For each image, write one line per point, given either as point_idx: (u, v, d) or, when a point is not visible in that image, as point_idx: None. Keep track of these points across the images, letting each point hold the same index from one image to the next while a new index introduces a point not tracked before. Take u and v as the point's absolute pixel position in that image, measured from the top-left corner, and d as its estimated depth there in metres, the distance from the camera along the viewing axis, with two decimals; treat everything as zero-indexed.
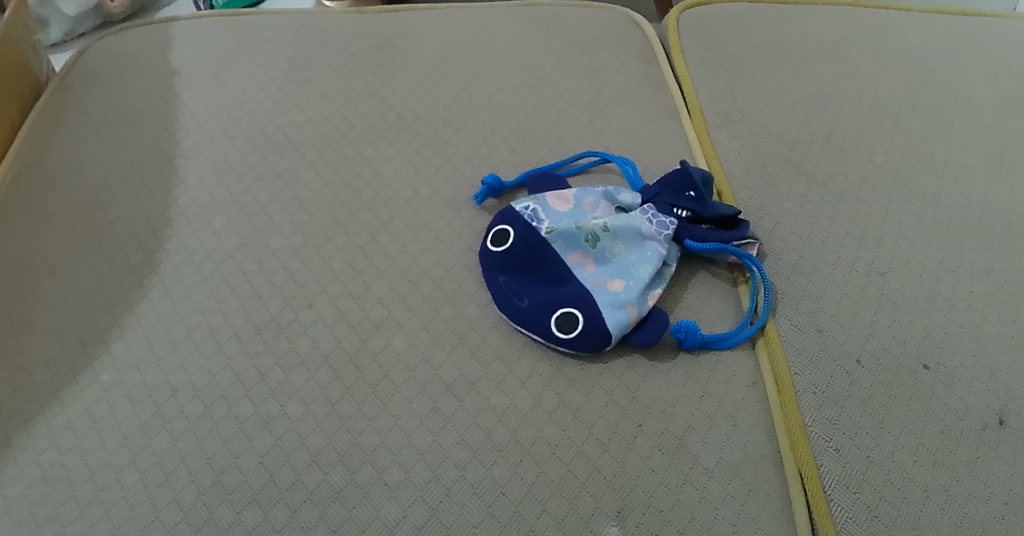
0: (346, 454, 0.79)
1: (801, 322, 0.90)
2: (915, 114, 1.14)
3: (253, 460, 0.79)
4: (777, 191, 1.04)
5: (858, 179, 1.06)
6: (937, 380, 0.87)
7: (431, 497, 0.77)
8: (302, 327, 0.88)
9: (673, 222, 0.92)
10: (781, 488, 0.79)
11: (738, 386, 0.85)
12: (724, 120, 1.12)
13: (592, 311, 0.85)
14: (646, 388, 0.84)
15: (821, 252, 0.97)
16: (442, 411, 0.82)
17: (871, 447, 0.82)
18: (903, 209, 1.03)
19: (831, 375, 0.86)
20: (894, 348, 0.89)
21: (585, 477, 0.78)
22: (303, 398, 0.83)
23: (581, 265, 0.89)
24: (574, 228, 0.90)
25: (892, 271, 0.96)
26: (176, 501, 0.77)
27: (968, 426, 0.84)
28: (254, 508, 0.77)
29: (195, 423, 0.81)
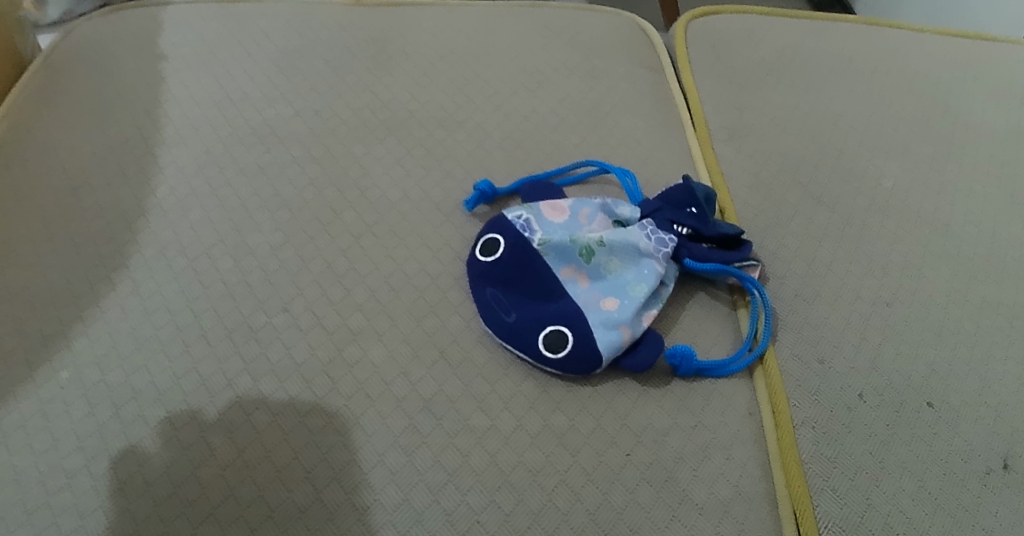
0: (313, 471, 0.74)
1: (802, 352, 0.86)
2: (925, 139, 1.10)
3: (213, 472, 0.74)
4: (782, 212, 1.00)
5: (866, 203, 1.02)
6: (941, 419, 0.82)
7: (401, 522, 0.72)
8: (274, 332, 0.83)
9: (672, 239, 0.87)
10: (774, 528, 0.74)
11: (733, 416, 0.81)
12: (730, 136, 1.08)
13: (582, 330, 0.80)
14: (635, 415, 0.79)
15: (825, 279, 0.93)
16: (419, 430, 0.77)
17: (870, 488, 0.76)
18: (911, 237, 0.99)
19: (830, 410, 0.81)
20: (897, 383, 0.84)
21: (566, 508, 0.73)
22: (272, 407, 0.78)
23: (574, 281, 0.84)
24: (568, 241, 0.85)
25: (898, 301, 0.92)
26: (129, 512, 0.72)
27: (971, 469, 0.79)
28: (210, 524, 0.72)
29: (155, 430, 0.76)
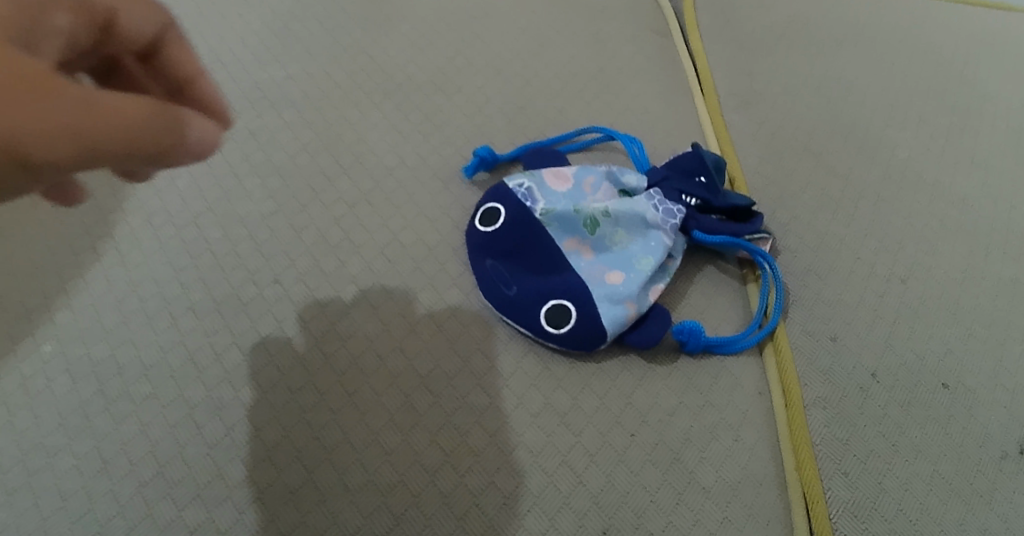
0: (304, 451, 0.71)
1: (814, 329, 0.83)
2: (941, 109, 1.06)
3: (201, 451, 0.71)
4: (794, 183, 0.96)
5: (882, 175, 0.98)
6: (956, 401, 0.78)
7: (395, 505, 0.69)
8: (265, 305, 0.80)
9: (682, 210, 0.84)
10: (783, 513, 0.71)
11: (742, 396, 0.78)
12: (740, 104, 1.03)
13: (586, 305, 0.77)
14: (641, 394, 0.76)
15: (838, 253, 0.89)
16: (415, 408, 0.74)
17: (883, 472, 0.73)
18: (927, 210, 0.95)
19: (843, 390, 0.78)
20: (911, 363, 0.80)
21: (568, 491, 0.70)
22: (262, 383, 0.75)
23: (578, 253, 0.81)
24: (572, 211, 0.81)
25: (913, 278, 0.88)
26: (113, 492, 0.69)
27: (986, 454, 0.75)
28: (197, 506, 0.69)
29: (141, 407, 0.73)
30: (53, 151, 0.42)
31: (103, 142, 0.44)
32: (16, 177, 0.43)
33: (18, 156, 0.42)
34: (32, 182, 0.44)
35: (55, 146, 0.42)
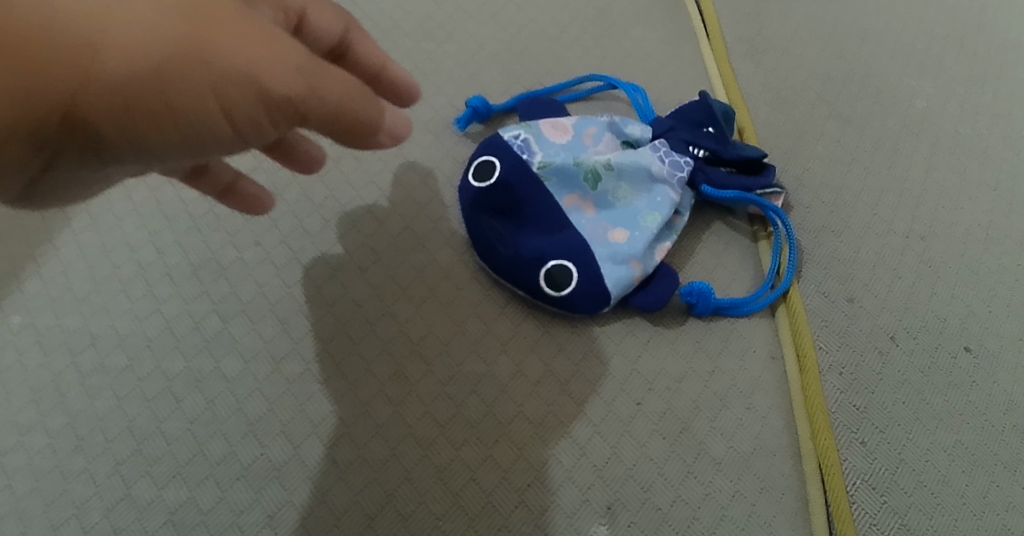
0: (290, 424, 0.67)
1: (829, 290, 0.78)
2: (959, 56, 0.98)
3: (180, 427, 0.67)
4: (806, 135, 0.90)
5: (897, 126, 0.91)
6: (979, 366, 0.74)
7: (388, 481, 0.65)
8: (246, 268, 0.74)
9: (689, 162, 0.78)
10: (799, 484, 0.67)
11: (754, 361, 0.73)
12: (748, 52, 0.97)
13: (589, 265, 0.72)
14: (647, 360, 0.72)
15: (854, 209, 0.84)
16: (407, 377, 0.69)
17: (902, 442, 0.69)
18: (945, 165, 0.88)
19: (860, 354, 0.74)
20: (931, 326, 0.76)
21: (571, 464, 0.66)
22: (243, 352, 0.70)
23: (578, 210, 0.75)
24: (572, 164, 0.75)
25: (932, 236, 0.82)
26: (88, 472, 0.65)
27: (1010, 422, 0.71)
28: (178, 485, 0.64)
29: (116, 380, 0.68)
30: (284, 92, 0.40)
31: (326, 93, 0.41)
32: (248, 114, 0.41)
33: (255, 94, 0.40)
34: (256, 133, 0.43)
35: (289, 88, 0.40)
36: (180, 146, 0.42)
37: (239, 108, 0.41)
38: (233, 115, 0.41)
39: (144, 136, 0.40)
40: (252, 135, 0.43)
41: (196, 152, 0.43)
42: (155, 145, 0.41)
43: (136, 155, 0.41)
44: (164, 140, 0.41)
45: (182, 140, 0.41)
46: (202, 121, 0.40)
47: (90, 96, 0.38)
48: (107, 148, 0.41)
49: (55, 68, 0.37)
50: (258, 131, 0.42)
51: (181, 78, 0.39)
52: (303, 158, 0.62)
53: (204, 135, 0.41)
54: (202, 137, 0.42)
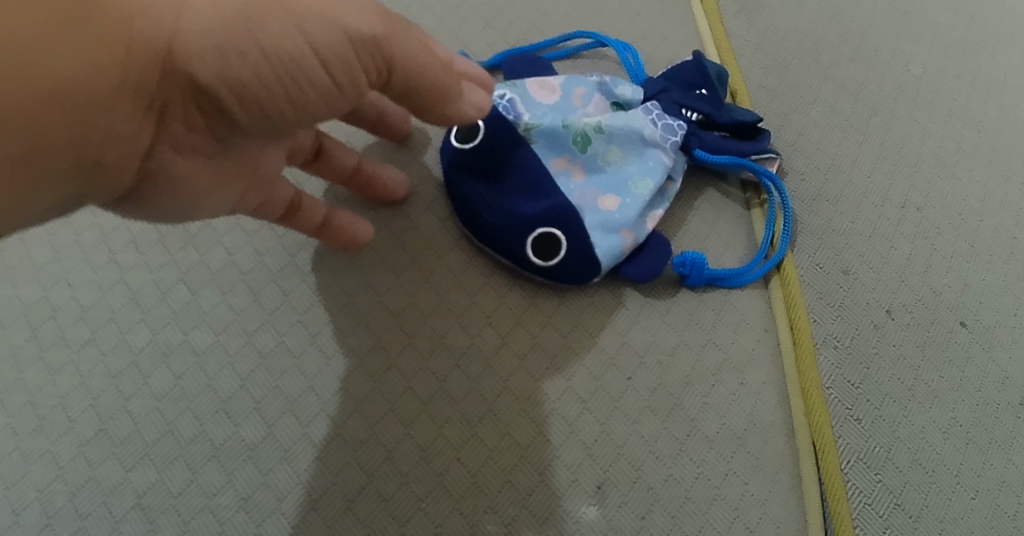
0: (263, 401, 0.63)
1: (824, 260, 0.75)
2: (957, 17, 0.93)
3: (147, 404, 0.63)
4: (801, 98, 0.85)
5: (893, 91, 0.86)
6: (975, 341, 0.72)
7: (367, 461, 0.62)
8: (214, 235, 0.70)
9: (683, 126, 0.73)
10: (793, 463, 0.65)
11: (748, 334, 0.70)
12: (740, 11, 0.92)
13: (577, 233, 0.67)
14: (637, 332, 0.69)
15: (849, 177, 0.80)
16: (386, 351, 0.66)
17: (897, 420, 0.68)
18: (942, 132, 0.84)
19: (856, 327, 0.72)
20: (928, 299, 0.73)
21: (560, 442, 0.64)
22: (213, 325, 0.66)
23: (567, 174, 0.71)
24: (560, 126, 0.71)
25: (929, 205, 0.79)
26: (51, 453, 0.61)
27: (1005, 399, 0.69)
28: (146, 467, 0.61)
29: (79, 354, 0.65)
30: (367, 30, 0.47)
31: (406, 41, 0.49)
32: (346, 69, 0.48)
33: (342, 31, 0.46)
34: (348, 82, 0.48)
35: (369, 26, 0.47)
36: (283, 100, 0.47)
37: (329, 47, 0.46)
38: (324, 57, 0.46)
39: (246, 80, 0.45)
40: (341, 82, 0.48)
41: (301, 113, 0.49)
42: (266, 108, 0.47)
43: (240, 109, 0.46)
44: (266, 84, 0.45)
45: (281, 88, 0.46)
46: (297, 61, 0.46)
47: (192, 36, 0.43)
48: (214, 98, 0.45)
49: (159, 14, 0.42)
50: (348, 78, 0.48)
51: (271, 18, 0.44)
52: (380, 186, 0.69)
53: (303, 88, 0.47)
54: (306, 96, 0.47)
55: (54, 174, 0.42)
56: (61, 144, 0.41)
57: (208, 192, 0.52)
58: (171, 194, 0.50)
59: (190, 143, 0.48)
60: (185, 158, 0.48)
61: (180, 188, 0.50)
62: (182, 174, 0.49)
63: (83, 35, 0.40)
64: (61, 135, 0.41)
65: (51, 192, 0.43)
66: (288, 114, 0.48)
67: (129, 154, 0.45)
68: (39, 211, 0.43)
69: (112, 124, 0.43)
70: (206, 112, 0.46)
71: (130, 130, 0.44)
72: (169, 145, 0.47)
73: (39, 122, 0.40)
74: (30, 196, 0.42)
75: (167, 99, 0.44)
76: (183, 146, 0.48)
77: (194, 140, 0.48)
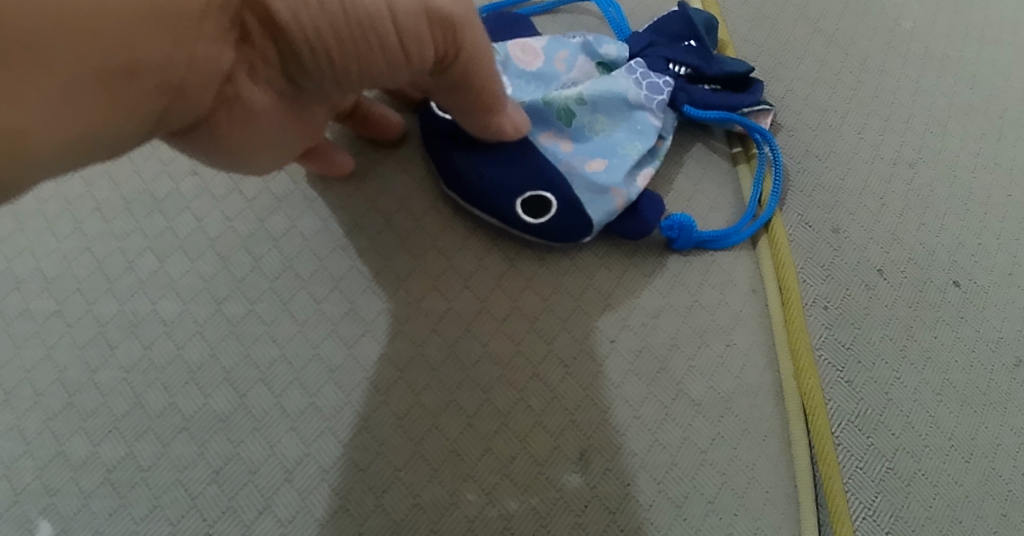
0: (235, 371, 0.61)
1: (814, 219, 0.71)
2: None
3: (115, 376, 0.61)
4: (788, 53, 0.79)
5: (884, 46, 0.80)
6: (968, 301, 0.68)
7: (343, 431, 0.60)
8: (181, 200, 0.67)
9: (669, 82, 0.69)
10: (781, 427, 0.62)
11: (734, 294, 0.67)
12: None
13: (571, 202, 0.64)
14: (621, 294, 0.66)
15: (839, 133, 0.75)
16: (361, 318, 0.63)
17: (889, 382, 0.65)
18: (933, 87, 0.78)
19: (847, 287, 0.68)
20: (920, 258, 0.70)
21: (541, 409, 0.62)
22: (182, 293, 0.64)
23: (552, 146, 0.66)
24: (541, 101, 0.66)
25: (921, 162, 0.74)
26: (17, 429, 0.59)
27: (998, 361, 0.66)
28: (115, 440, 0.59)
29: (44, 326, 0.62)
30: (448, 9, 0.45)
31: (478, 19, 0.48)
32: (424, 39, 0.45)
33: (419, 5, 0.44)
34: (418, 57, 0.46)
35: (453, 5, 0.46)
36: (353, 65, 0.44)
37: (407, 17, 0.43)
38: (401, 25, 0.43)
39: (325, 34, 0.41)
40: (409, 53, 0.45)
41: (371, 77, 0.45)
42: (337, 69, 0.44)
43: (314, 57, 0.42)
44: (337, 42, 0.42)
45: (355, 49, 0.43)
46: (375, 21, 0.42)
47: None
48: (288, 41, 0.41)
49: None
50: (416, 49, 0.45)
51: None
52: (375, 123, 0.67)
53: (378, 56, 0.44)
54: (378, 64, 0.44)
55: (136, 99, 0.36)
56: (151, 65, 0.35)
57: (273, 133, 0.47)
58: (238, 130, 0.44)
59: (264, 80, 0.43)
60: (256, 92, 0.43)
61: (245, 124, 0.44)
62: (248, 114, 0.44)
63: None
64: (153, 52, 0.35)
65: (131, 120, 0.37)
66: (353, 78, 0.45)
67: (209, 79, 0.39)
68: (118, 139, 0.37)
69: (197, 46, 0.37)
70: (283, 53, 0.42)
71: (214, 53, 0.39)
72: (246, 71, 0.42)
73: (129, 33, 0.34)
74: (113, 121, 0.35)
75: (244, 24, 0.40)
76: (259, 77, 0.43)
77: (270, 78, 0.43)
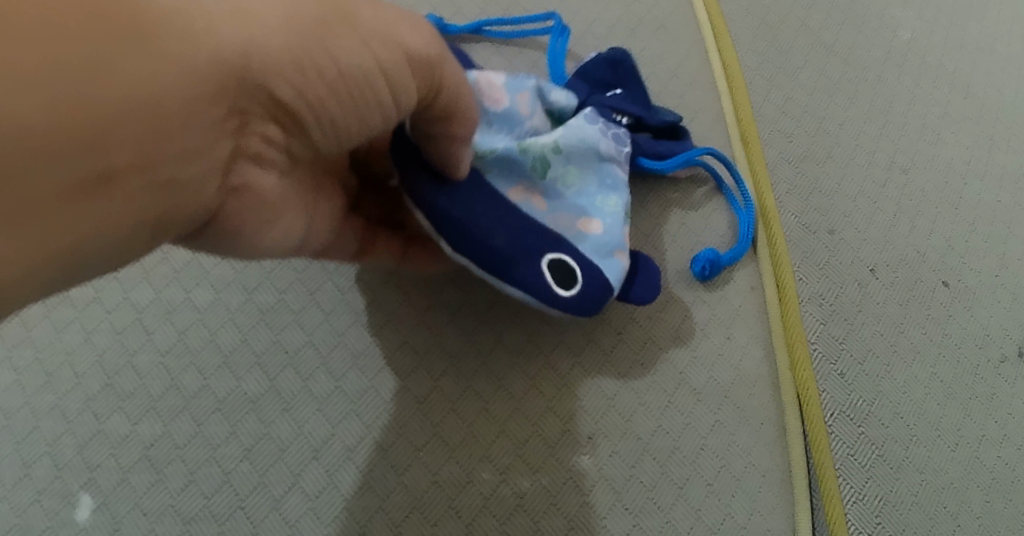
0: (264, 355, 0.66)
1: (835, 333, 0.76)
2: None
3: (151, 360, 0.66)
4: (845, 148, 0.86)
5: (950, 167, 0.86)
6: (988, 426, 0.74)
7: (366, 412, 0.65)
8: None
9: (626, 133, 0.70)
10: (792, 502, 0.65)
11: (748, 359, 0.70)
12: (778, 51, 0.91)
13: (586, 260, 0.60)
14: (635, 329, 0.70)
15: (899, 249, 0.81)
16: (389, 323, 0.68)
17: (905, 496, 0.70)
18: (993, 212, 0.84)
19: (867, 396, 0.74)
20: (948, 378, 0.75)
21: (553, 395, 0.66)
22: (214, 283, 0.69)
23: (532, 205, 0.61)
24: (516, 152, 0.60)
25: (967, 289, 0.80)
26: (59, 408, 0.64)
27: (1012, 492, 0.71)
28: (151, 420, 0.64)
29: (83, 312, 0.68)
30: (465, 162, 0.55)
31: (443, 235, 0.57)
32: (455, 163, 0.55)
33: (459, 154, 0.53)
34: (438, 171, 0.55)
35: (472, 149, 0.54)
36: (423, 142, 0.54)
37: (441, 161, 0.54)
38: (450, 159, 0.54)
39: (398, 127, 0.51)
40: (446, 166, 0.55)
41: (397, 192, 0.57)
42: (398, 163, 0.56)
43: (319, 134, 0.47)
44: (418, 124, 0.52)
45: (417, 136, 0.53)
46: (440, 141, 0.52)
47: (262, 42, 0.41)
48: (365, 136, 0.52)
49: (228, 30, 0.40)
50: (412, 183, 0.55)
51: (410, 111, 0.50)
52: None
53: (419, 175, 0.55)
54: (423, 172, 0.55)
55: (125, 197, 0.39)
56: (132, 163, 0.38)
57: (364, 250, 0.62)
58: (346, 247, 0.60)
59: (257, 149, 0.45)
60: (260, 168, 0.46)
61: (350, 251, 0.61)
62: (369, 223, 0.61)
63: (135, 53, 0.37)
64: (129, 155, 0.38)
65: (127, 215, 0.40)
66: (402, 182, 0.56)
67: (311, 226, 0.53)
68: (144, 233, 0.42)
69: (194, 135, 0.40)
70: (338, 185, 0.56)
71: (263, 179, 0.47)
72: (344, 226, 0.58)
73: (105, 139, 0.37)
74: (104, 224, 0.39)
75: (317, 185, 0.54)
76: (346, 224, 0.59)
77: (314, 235, 0.54)
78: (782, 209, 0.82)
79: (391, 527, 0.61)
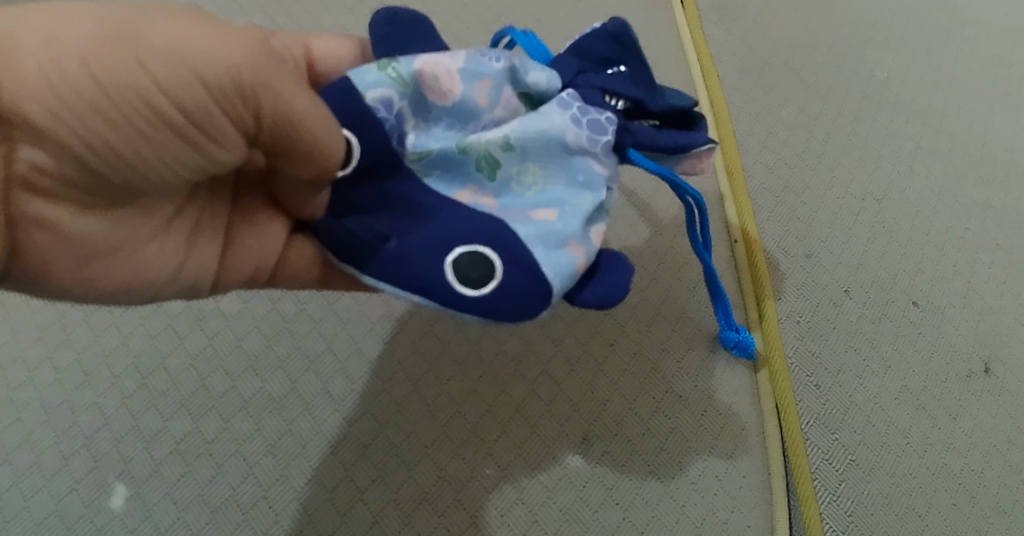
0: (286, 360, 0.72)
1: (813, 349, 0.83)
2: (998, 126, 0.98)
3: (183, 362, 0.72)
4: (824, 178, 0.93)
5: (922, 195, 0.93)
6: (954, 435, 0.80)
7: (379, 412, 0.70)
8: None
9: (612, 119, 0.54)
10: (769, 501, 0.71)
11: (731, 370, 0.76)
12: (762, 87, 0.99)
13: (521, 254, 0.50)
14: (626, 341, 0.76)
15: (872, 271, 0.87)
16: (400, 333, 0.74)
17: (875, 498, 0.76)
18: (960, 237, 0.90)
19: (840, 406, 0.80)
20: (917, 390, 0.81)
21: (550, 399, 0.72)
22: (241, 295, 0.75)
23: (473, 204, 0.53)
24: (454, 152, 0.53)
25: (935, 308, 0.86)
26: (96, 405, 0.70)
27: (973, 495, 0.77)
28: (182, 417, 0.70)
29: (120, 318, 0.74)
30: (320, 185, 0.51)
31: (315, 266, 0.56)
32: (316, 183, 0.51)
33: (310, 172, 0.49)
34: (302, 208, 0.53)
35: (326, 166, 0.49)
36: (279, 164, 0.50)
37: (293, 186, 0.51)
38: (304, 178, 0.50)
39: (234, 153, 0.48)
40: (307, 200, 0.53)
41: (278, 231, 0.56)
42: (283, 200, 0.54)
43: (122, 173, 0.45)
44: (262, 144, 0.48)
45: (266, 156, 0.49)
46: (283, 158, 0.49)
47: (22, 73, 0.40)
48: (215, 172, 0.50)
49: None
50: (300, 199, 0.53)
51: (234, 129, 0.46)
52: None
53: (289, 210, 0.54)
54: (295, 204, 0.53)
55: None
56: None
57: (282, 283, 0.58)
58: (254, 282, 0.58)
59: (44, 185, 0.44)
60: (51, 204, 0.45)
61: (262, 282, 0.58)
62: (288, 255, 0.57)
63: None
64: None
65: None
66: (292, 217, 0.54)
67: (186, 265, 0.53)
68: None
69: None
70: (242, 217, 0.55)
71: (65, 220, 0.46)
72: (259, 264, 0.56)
73: None
74: None
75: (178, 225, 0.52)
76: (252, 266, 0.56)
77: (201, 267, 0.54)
78: (763, 234, 0.89)
79: (402, 517, 0.66)
